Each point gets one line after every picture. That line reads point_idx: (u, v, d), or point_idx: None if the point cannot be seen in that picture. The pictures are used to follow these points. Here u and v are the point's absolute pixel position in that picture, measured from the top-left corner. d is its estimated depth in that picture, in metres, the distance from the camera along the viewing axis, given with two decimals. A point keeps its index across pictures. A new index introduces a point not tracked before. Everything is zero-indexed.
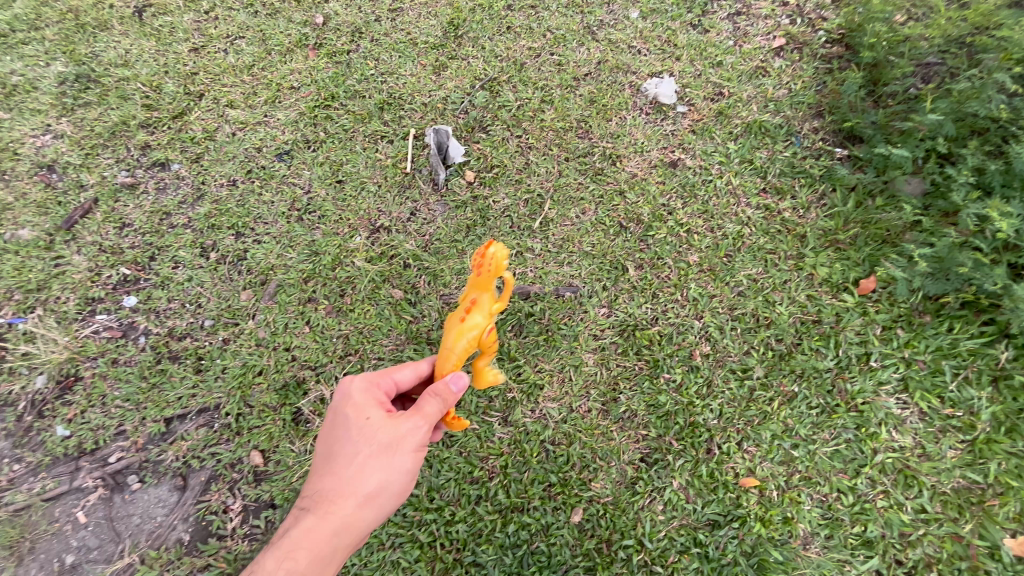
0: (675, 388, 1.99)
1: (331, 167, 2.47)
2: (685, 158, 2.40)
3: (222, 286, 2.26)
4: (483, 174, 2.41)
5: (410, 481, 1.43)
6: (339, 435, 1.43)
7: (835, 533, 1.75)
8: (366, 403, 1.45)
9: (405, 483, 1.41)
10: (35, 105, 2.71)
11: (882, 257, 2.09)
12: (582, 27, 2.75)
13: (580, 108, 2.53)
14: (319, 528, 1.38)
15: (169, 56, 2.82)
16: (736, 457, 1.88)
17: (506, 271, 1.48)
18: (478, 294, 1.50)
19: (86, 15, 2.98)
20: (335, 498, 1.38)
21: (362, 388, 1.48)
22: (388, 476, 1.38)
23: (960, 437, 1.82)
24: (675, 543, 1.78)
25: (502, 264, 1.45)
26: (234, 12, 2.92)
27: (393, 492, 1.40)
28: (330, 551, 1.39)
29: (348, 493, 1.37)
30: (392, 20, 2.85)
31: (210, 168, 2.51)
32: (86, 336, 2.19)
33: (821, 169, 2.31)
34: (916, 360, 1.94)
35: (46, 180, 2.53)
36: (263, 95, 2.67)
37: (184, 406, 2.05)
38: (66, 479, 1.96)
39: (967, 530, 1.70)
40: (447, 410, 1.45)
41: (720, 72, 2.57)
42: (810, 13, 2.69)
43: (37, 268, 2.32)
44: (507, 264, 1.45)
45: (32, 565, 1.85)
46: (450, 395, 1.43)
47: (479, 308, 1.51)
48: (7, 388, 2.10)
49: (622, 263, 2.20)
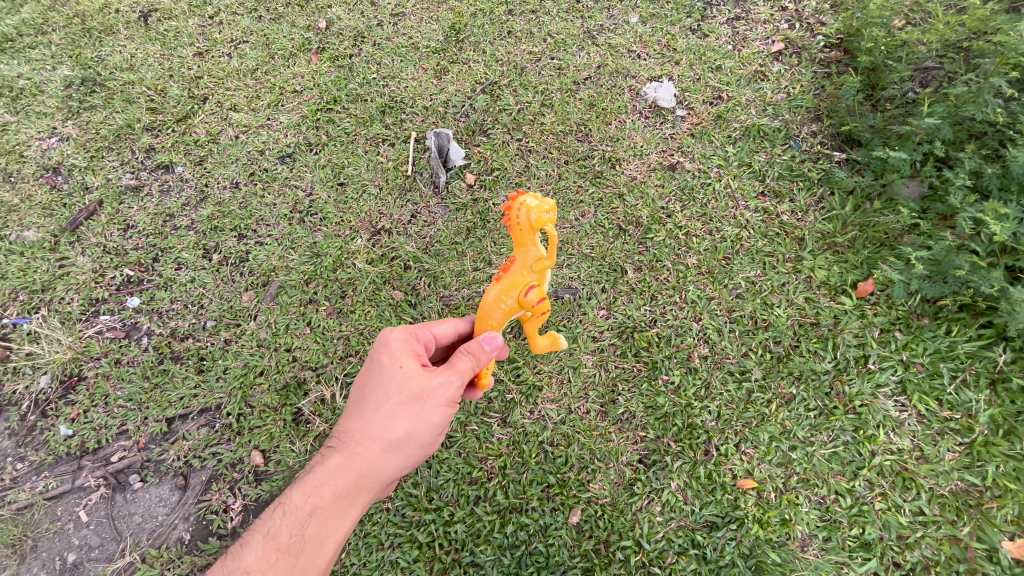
0: (673, 390, 2.00)
1: (332, 170, 2.49)
2: (684, 161, 2.42)
3: (225, 287, 2.28)
4: (483, 176, 2.43)
5: (437, 434, 1.43)
6: (371, 381, 1.44)
7: (832, 535, 1.75)
8: (402, 353, 1.45)
9: (432, 436, 1.42)
10: (41, 108, 2.75)
11: (880, 260, 2.10)
12: (583, 32, 2.77)
13: (580, 112, 2.55)
14: (345, 471, 1.40)
15: (174, 60, 2.85)
16: (734, 459, 1.88)
17: (546, 225, 1.43)
18: (517, 251, 1.47)
19: (92, 20, 3.02)
20: (363, 441, 1.39)
21: (401, 337, 1.49)
22: (415, 427, 1.38)
23: (958, 440, 1.82)
24: (673, 544, 1.78)
25: (541, 217, 1.41)
26: (239, 17, 2.96)
27: (418, 444, 1.41)
28: (353, 495, 1.41)
29: (376, 439, 1.38)
30: (394, 25, 2.88)
31: (213, 170, 2.54)
32: (90, 336, 2.21)
33: (820, 172, 2.33)
34: (914, 362, 1.95)
35: (51, 182, 2.56)
36: (266, 99, 2.70)
37: (186, 406, 2.06)
38: (69, 478, 1.98)
39: (965, 532, 1.70)
40: (479, 368, 1.47)
41: (718, 76, 2.59)
42: (808, 18, 2.71)
43: (42, 269, 2.35)
44: (547, 218, 1.41)
45: (34, 563, 1.87)
46: (483, 353, 1.45)
47: (520, 267, 1.48)
48: (11, 388, 2.13)
49: (621, 265, 2.21)
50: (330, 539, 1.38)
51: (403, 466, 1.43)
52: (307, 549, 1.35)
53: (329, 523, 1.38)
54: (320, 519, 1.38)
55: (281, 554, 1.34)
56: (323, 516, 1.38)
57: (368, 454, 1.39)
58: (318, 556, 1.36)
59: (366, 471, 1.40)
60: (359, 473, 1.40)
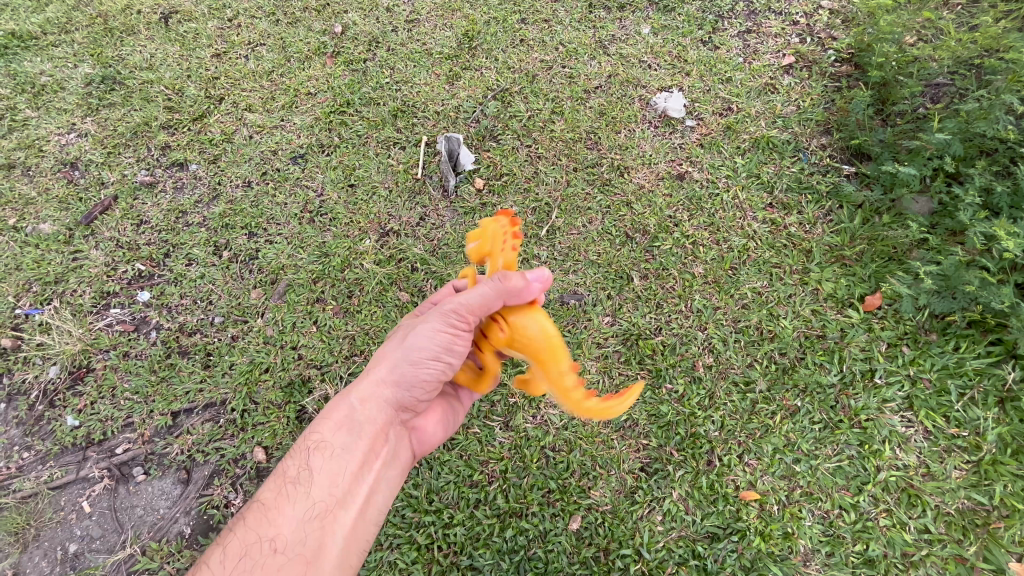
0: (677, 399, 1.99)
1: (344, 172, 2.52)
2: (692, 171, 2.42)
3: (234, 284, 2.30)
4: (492, 182, 2.44)
5: (437, 370, 1.52)
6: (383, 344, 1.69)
7: (836, 550, 1.73)
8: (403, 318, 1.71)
9: (430, 368, 1.51)
10: (61, 105, 2.80)
11: (888, 275, 2.09)
12: (594, 42, 2.80)
13: (589, 120, 2.57)
14: (347, 405, 1.53)
15: (193, 61, 2.90)
16: (737, 470, 1.87)
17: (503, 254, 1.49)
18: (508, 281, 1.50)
19: (115, 20, 3.09)
20: (365, 379, 1.56)
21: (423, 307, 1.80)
22: (406, 354, 1.52)
23: (965, 458, 1.80)
24: (674, 554, 1.76)
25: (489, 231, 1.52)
26: (257, 21, 3.01)
27: (420, 375, 1.52)
28: (357, 427, 1.51)
29: (372, 375, 1.55)
30: (408, 30, 2.92)
31: (227, 169, 2.57)
32: (99, 328, 2.24)
33: (828, 186, 2.33)
34: (921, 378, 1.93)
35: (68, 177, 2.60)
36: (281, 101, 2.74)
37: (192, 400, 2.08)
38: (74, 468, 2.00)
39: (972, 552, 1.67)
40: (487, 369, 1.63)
41: (728, 88, 2.61)
42: (820, 33, 2.72)
43: (56, 262, 2.38)
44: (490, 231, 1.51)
45: (36, 552, 1.88)
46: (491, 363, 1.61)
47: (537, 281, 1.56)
48: (20, 377, 2.15)
49: (627, 272, 2.22)
50: (336, 472, 1.44)
51: (403, 391, 1.54)
52: (313, 482, 1.42)
53: (334, 459, 1.46)
54: (327, 452, 1.47)
55: (291, 486, 1.42)
56: (324, 450, 1.47)
57: (366, 386, 1.54)
58: (330, 485, 1.42)
59: (365, 402, 1.53)
60: (360, 407, 1.52)
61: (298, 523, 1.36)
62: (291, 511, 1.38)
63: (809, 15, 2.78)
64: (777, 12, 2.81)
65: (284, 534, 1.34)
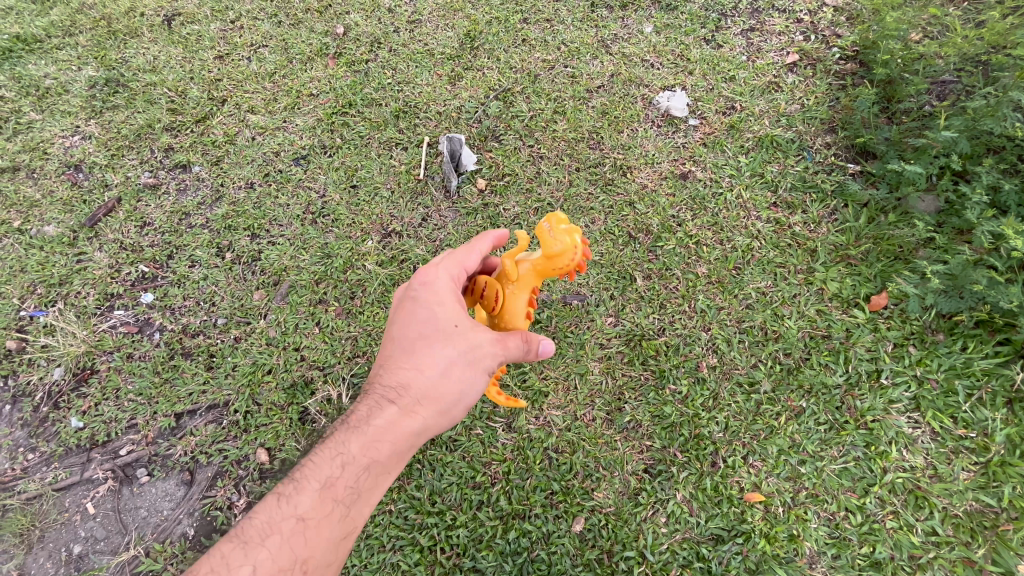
0: (681, 400, 1.98)
1: (346, 173, 2.52)
2: (696, 170, 2.41)
3: (236, 286, 2.31)
4: (494, 182, 2.44)
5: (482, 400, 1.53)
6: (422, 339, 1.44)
7: (842, 553, 1.71)
8: (453, 307, 1.44)
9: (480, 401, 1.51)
10: (65, 107, 2.82)
11: (894, 274, 2.07)
12: (596, 41, 2.78)
13: (591, 120, 2.56)
14: (403, 429, 1.41)
15: (195, 63, 2.91)
16: (741, 472, 1.86)
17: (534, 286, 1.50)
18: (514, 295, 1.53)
19: (118, 23, 3.11)
20: (425, 402, 1.41)
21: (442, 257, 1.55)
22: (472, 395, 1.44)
23: (973, 459, 1.78)
24: (677, 557, 1.75)
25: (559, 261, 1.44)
26: (259, 23, 3.02)
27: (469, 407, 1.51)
28: (405, 453, 1.44)
29: (430, 401, 1.41)
30: (410, 31, 2.92)
31: (229, 171, 2.58)
32: (103, 330, 2.25)
33: (833, 185, 2.31)
34: (928, 379, 1.91)
35: (72, 180, 2.62)
36: (283, 102, 2.74)
37: (195, 402, 2.09)
38: (78, 469, 2.00)
39: (980, 555, 1.65)
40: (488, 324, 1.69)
41: (731, 87, 2.59)
42: (824, 30, 2.70)
43: (60, 264, 2.39)
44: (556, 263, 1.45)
45: (41, 553, 1.88)
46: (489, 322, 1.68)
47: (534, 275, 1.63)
48: (25, 379, 2.16)
49: (630, 273, 2.20)
50: (376, 492, 1.42)
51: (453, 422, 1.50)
52: (354, 506, 1.39)
53: (377, 483, 1.42)
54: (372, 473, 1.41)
55: (334, 506, 1.36)
56: (369, 473, 1.40)
57: (425, 413, 1.41)
58: (368, 505, 1.42)
59: (418, 431, 1.43)
60: (412, 435, 1.43)
61: (334, 546, 1.35)
62: (330, 533, 1.34)
63: (812, 12, 2.76)
64: (781, 10, 2.80)
65: (320, 557, 1.33)
